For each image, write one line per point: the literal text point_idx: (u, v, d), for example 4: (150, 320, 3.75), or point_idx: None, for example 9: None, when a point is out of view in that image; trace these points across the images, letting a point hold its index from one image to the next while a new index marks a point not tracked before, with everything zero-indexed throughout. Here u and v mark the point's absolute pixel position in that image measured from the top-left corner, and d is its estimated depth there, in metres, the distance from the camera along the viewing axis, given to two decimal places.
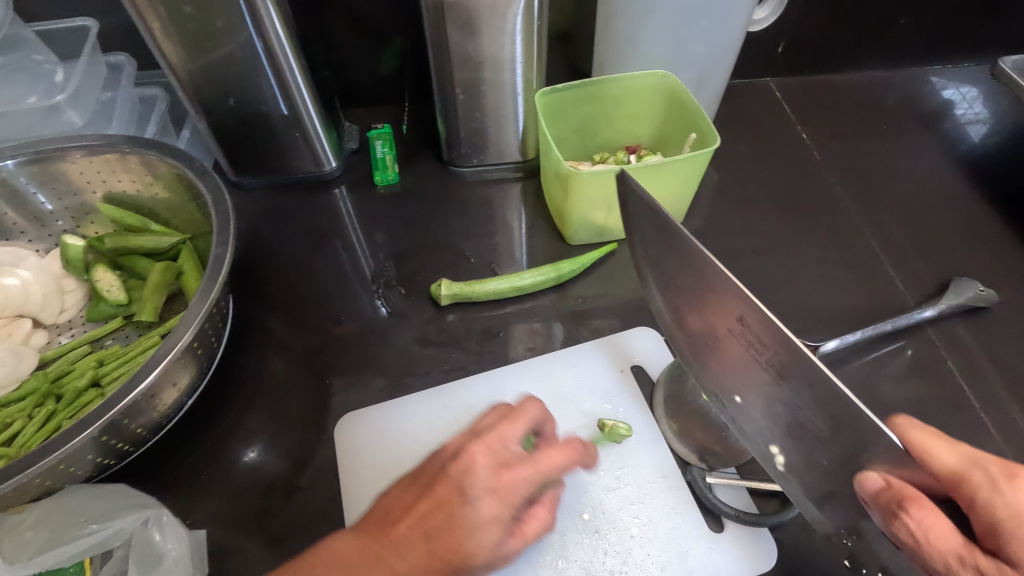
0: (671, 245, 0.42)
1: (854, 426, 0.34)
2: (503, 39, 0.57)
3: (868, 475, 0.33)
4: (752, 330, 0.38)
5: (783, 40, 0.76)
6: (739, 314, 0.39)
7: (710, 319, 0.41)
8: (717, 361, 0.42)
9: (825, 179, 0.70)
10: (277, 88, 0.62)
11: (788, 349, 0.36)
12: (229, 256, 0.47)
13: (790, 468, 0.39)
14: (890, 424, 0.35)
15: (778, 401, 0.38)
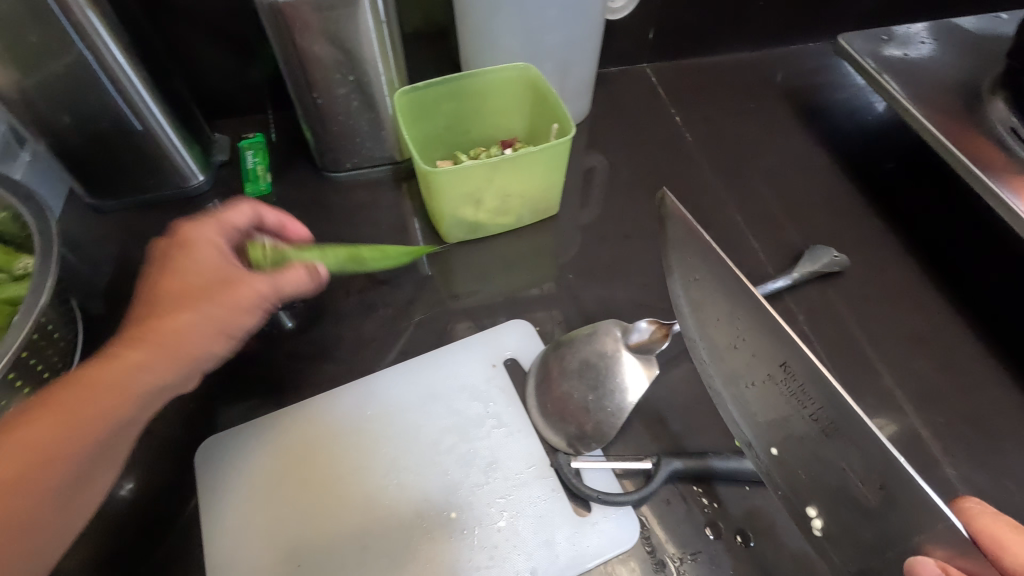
0: (728, 297, 0.42)
1: (904, 499, 0.34)
2: (352, 41, 0.56)
3: (921, 559, 0.32)
4: (796, 378, 0.39)
5: (650, 27, 0.78)
6: (785, 359, 0.39)
7: (757, 376, 0.41)
8: (751, 408, 0.41)
9: (696, 159, 0.72)
10: (120, 102, 0.58)
11: (845, 412, 0.36)
12: (51, 285, 0.44)
13: (826, 533, 0.38)
14: (960, 507, 0.36)
15: (820, 458, 0.38)
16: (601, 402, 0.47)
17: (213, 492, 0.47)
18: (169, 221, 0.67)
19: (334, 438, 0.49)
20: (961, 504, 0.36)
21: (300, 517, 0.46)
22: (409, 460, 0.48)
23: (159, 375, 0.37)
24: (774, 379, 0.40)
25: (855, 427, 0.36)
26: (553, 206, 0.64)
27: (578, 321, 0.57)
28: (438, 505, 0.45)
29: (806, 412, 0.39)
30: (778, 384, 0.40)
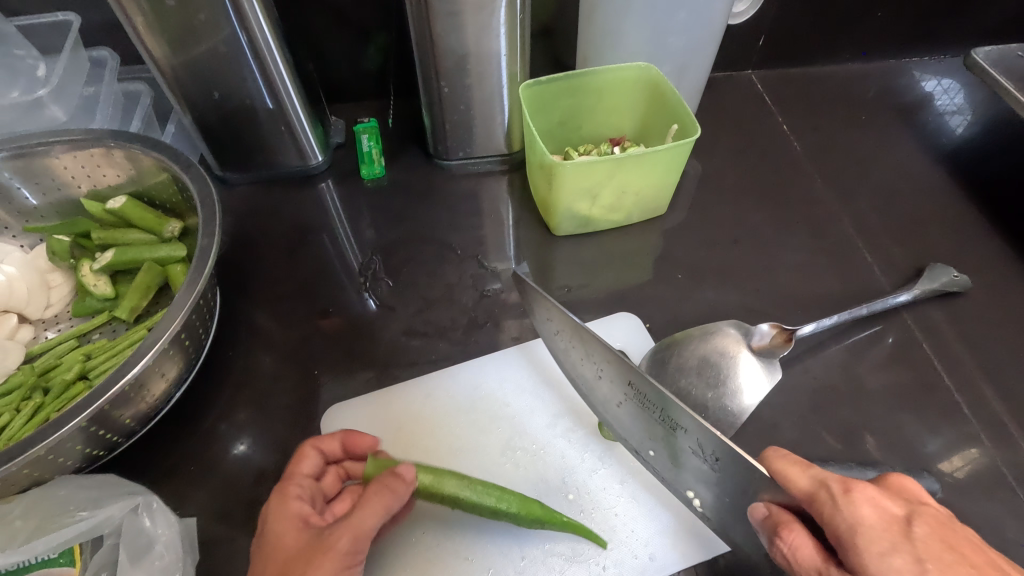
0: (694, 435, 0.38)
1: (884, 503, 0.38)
2: (485, 33, 0.58)
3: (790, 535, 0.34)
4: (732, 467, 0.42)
5: (762, 34, 0.78)
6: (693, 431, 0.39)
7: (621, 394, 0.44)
8: None
9: (805, 169, 0.71)
10: (262, 82, 0.62)
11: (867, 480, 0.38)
12: (215, 248, 0.47)
13: None
14: (763, 456, 0.38)
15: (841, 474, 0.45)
16: (720, 402, 0.48)
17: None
18: (287, 197, 0.71)
19: (451, 415, 0.51)
20: (767, 452, 0.37)
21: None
22: (526, 439, 0.49)
23: None
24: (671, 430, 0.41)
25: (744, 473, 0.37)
26: (662, 206, 0.64)
27: (687, 321, 0.58)
28: (561, 484, 0.47)
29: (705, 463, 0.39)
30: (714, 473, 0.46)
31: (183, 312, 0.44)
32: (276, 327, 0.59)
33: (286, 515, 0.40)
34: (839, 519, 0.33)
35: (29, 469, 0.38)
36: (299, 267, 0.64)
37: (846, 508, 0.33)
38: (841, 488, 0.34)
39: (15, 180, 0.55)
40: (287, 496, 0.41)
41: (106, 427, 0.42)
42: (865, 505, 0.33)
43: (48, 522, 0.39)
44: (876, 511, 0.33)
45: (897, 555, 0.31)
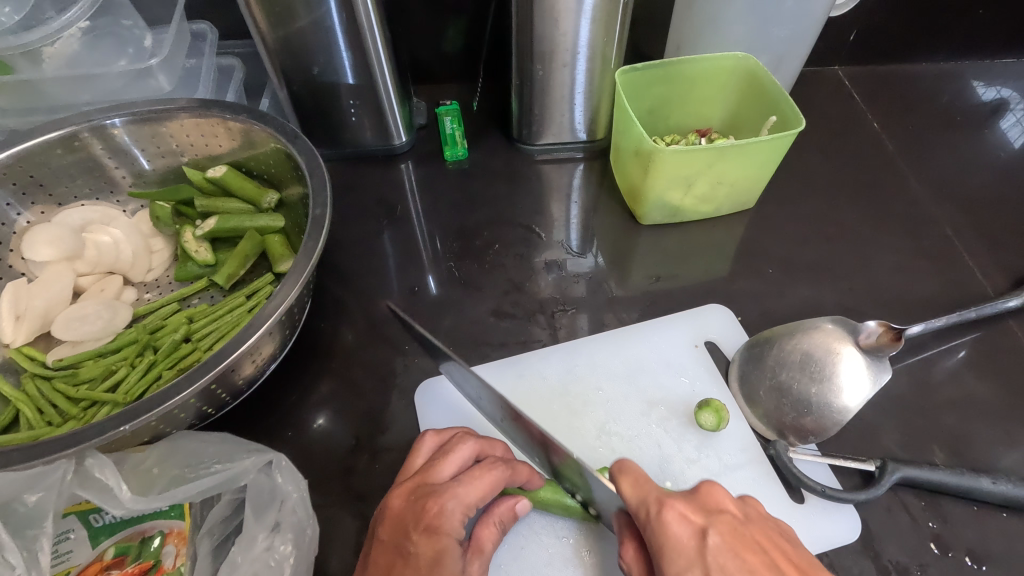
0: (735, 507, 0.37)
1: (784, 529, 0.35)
2: (589, 15, 0.57)
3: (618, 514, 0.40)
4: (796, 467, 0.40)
5: (856, 29, 0.75)
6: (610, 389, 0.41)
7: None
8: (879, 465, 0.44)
9: (898, 169, 0.69)
10: (359, 59, 0.63)
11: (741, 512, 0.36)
12: (326, 219, 0.48)
13: (983, 510, 0.45)
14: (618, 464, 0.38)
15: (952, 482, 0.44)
16: (823, 399, 0.45)
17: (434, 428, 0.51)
18: (370, 175, 0.72)
19: (544, 395, 0.51)
20: (614, 466, 0.38)
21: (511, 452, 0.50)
22: (618, 424, 0.49)
23: None
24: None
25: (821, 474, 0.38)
26: (752, 198, 0.63)
27: (780, 317, 0.57)
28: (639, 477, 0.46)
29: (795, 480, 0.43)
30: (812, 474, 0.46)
31: (297, 279, 0.45)
32: (361, 303, 0.60)
33: (438, 533, 0.38)
34: (652, 531, 0.35)
35: (159, 421, 0.40)
36: (384, 245, 0.65)
37: (652, 524, 0.35)
38: (658, 505, 0.35)
39: (129, 143, 0.56)
40: (452, 517, 0.39)
41: (222, 387, 0.43)
42: (679, 524, 0.34)
43: (186, 472, 0.40)
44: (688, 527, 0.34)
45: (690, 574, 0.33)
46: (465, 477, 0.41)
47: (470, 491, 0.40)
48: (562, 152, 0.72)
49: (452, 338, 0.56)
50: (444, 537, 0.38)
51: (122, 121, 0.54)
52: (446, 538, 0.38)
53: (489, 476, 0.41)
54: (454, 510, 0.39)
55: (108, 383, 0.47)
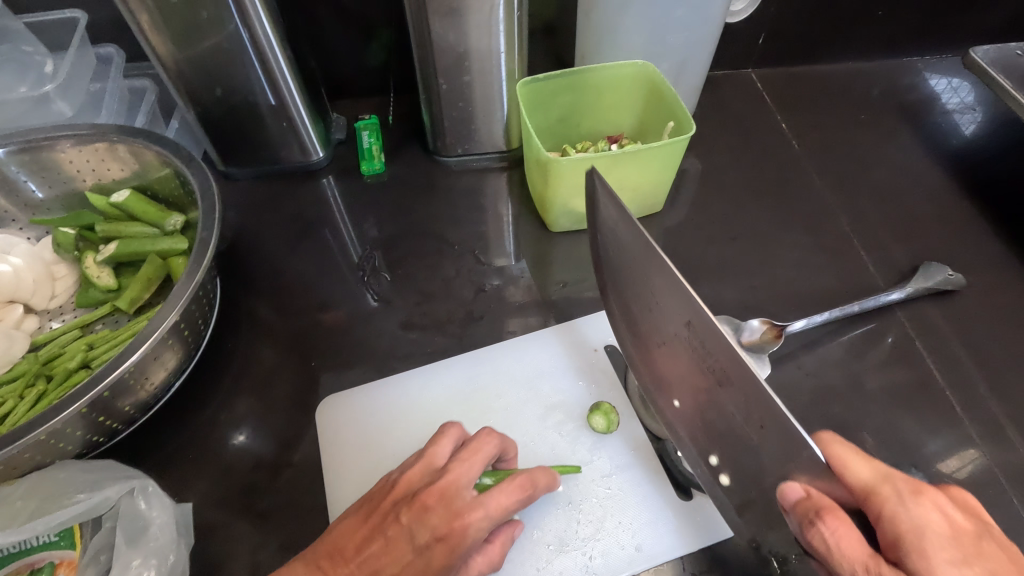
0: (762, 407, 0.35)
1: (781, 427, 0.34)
2: (485, 29, 0.58)
3: (790, 485, 0.35)
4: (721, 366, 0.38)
5: (763, 32, 0.78)
6: (787, 460, 0.35)
7: (702, 373, 0.40)
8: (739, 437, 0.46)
9: (804, 167, 0.71)
10: (264, 78, 0.63)
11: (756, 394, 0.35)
12: (215, 240, 0.49)
13: None
14: (818, 439, 0.38)
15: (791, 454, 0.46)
16: None
17: (337, 444, 0.51)
18: (289, 191, 0.72)
19: (444, 406, 0.52)
20: (823, 439, 0.38)
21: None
22: (515, 429, 0.50)
23: None
24: (748, 424, 0.38)
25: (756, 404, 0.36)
26: (659, 201, 0.65)
27: None
28: None
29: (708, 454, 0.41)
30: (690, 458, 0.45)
31: (182, 302, 0.45)
32: (277, 320, 0.60)
33: (450, 539, 0.37)
34: (904, 515, 0.33)
35: (31, 453, 0.40)
36: (300, 261, 0.65)
37: (912, 508, 0.33)
38: (911, 492, 0.34)
39: (21, 174, 0.56)
40: (476, 521, 0.38)
41: (105, 413, 0.43)
42: (932, 510, 0.33)
43: (54, 502, 0.40)
44: (942, 516, 0.33)
45: (965, 565, 0.31)
46: (475, 467, 0.40)
47: (508, 495, 0.39)
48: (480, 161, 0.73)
49: (361, 351, 0.57)
50: (454, 537, 0.38)
51: (7, 151, 0.54)
52: (456, 544, 0.37)
53: (510, 485, 0.40)
54: (485, 517, 0.38)
55: None
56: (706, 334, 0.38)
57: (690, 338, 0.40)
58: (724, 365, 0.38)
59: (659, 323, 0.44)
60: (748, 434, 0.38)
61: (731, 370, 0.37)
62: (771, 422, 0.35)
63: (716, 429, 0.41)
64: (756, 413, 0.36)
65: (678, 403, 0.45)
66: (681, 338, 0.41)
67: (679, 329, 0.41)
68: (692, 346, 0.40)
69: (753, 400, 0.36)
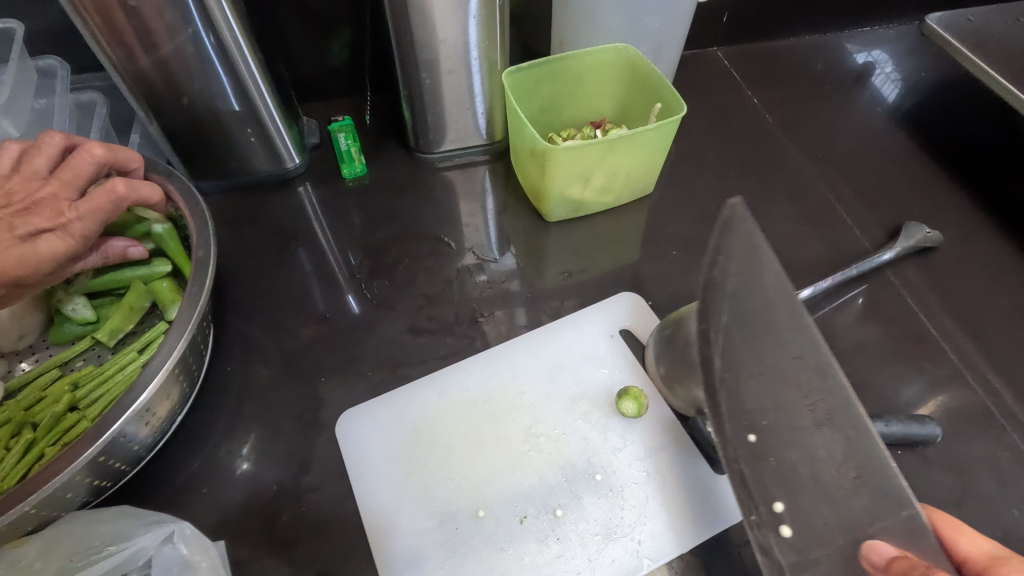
0: (859, 461, 0.39)
1: (876, 479, 0.39)
2: (467, 20, 0.57)
3: (879, 547, 0.36)
4: (823, 410, 0.41)
5: (727, 11, 0.79)
6: (881, 518, 0.38)
7: (808, 418, 0.41)
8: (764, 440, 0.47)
9: (779, 141, 0.74)
10: (233, 84, 0.59)
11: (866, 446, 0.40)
12: (211, 260, 0.46)
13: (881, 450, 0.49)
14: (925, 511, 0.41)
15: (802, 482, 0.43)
16: None
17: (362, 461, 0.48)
18: (265, 202, 0.68)
19: (469, 410, 0.50)
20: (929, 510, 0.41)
21: (466, 516, 0.45)
22: (546, 424, 0.49)
23: None
24: (837, 471, 0.39)
25: (857, 455, 0.40)
26: (650, 184, 0.65)
27: (686, 296, 0.59)
28: (570, 475, 0.46)
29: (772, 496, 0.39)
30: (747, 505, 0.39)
31: (189, 330, 0.42)
32: (271, 338, 0.57)
33: None
34: None
35: (39, 508, 0.36)
36: (288, 274, 0.62)
37: None
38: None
39: None
40: None
41: (114, 456, 0.40)
42: None
43: (74, 560, 0.36)
44: None
45: None
46: None
47: None
48: (462, 156, 0.71)
49: (369, 361, 0.55)
50: None
51: None
52: None
53: None
54: None
55: None
56: (808, 356, 0.43)
57: (797, 373, 0.43)
58: (825, 404, 0.41)
59: (756, 358, 0.43)
60: (835, 484, 0.39)
61: (846, 414, 0.41)
62: (868, 470, 0.39)
63: (775, 469, 0.40)
64: (852, 461, 0.40)
65: (754, 439, 0.41)
66: (788, 373, 0.43)
67: (793, 367, 0.43)
68: (788, 380, 0.42)
69: (854, 446, 0.40)
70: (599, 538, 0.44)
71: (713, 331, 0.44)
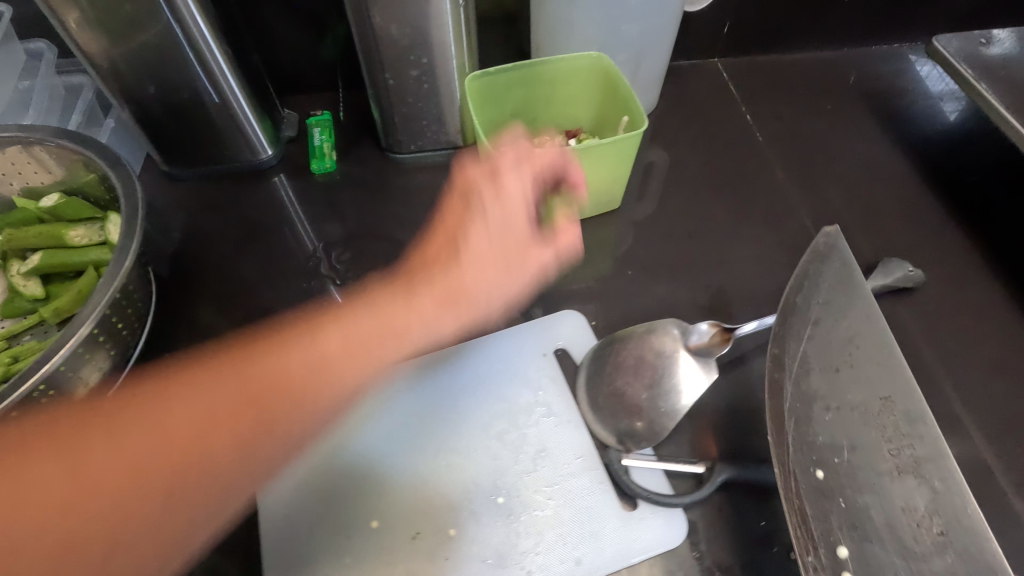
0: (957, 520, 0.39)
1: (963, 540, 0.39)
2: (429, 22, 0.56)
3: None
4: (935, 462, 0.41)
5: (726, 21, 0.76)
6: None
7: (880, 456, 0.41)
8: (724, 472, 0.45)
9: (766, 161, 0.70)
10: (203, 75, 0.60)
11: (957, 501, 0.40)
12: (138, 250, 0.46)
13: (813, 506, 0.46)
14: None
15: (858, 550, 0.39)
16: (655, 402, 0.46)
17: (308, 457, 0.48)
18: (237, 190, 0.70)
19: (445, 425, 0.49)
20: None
21: (460, 516, 0.44)
22: (458, 438, 0.48)
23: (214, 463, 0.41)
24: (922, 527, 0.39)
25: (953, 512, 0.39)
26: (615, 199, 0.63)
27: (635, 318, 0.56)
28: (473, 496, 0.45)
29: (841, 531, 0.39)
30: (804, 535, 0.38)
31: None
32: (218, 326, 0.58)
33: (276, 413, 0.43)
34: None
35: None
36: (244, 264, 0.63)
37: None
38: None
39: None
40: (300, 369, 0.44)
41: None
42: None
43: None
44: None
45: None
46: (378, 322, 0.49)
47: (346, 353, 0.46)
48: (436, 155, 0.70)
49: None
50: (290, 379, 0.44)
51: None
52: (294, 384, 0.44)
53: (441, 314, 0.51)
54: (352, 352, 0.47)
55: None
56: (896, 398, 0.44)
57: (882, 414, 0.43)
58: (918, 456, 0.41)
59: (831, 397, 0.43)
60: (914, 537, 0.38)
61: (934, 466, 0.41)
62: (956, 531, 0.39)
63: (842, 511, 0.39)
64: (937, 516, 0.39)
65: (822, 475, 0.40)
66: (870, 412, 0.43)
67: (878, 407, 0.43)
68: (868, 421, 0.42)
69: (941, 499, 0.40)
70: (492, 563, 0.43)
71: (785, 355, 0.45)
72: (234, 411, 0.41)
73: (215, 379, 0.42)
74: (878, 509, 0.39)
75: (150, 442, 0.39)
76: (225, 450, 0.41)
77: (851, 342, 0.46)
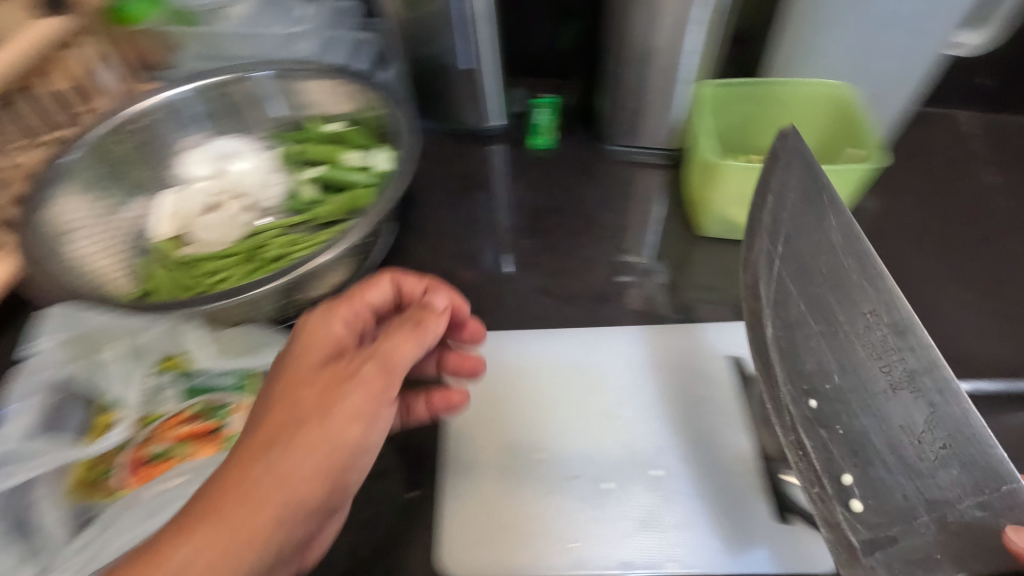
0: (958, 439, 0.43)
1: (967, 456, 0.42)
2: (683, 27, 0.59)
3: None
4: (917, 384, 0.45)
5: (985, 72, 0.70)
6: (977, 494, 0.41)
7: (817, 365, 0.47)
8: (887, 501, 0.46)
9: (996, 227, 0.64)
10: (467, 46, 0.69)
11: (956, 406, 0.44)
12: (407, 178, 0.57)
13: None
14: None
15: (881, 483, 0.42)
16: None
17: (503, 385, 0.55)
18: (460, 149, 0.79)
19: (626, 391, 0.54)
20: None
21: (618, 474, 0.49)
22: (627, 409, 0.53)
23: (300, 489, 0.33)
24: (925, 441, 0.43)
25: (960, 426, 0.43)
26: None
27: None
28: (636, 462, 0.49)
29: (852, 465, 0.43)
30: (809, 476, 0.43)
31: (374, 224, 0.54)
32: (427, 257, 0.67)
33: (337, 444, 0.35)
34: None
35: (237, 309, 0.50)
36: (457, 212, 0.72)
37: None
38: None
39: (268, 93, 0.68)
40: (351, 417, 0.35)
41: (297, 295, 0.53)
42: None
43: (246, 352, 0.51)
44: None
45: None
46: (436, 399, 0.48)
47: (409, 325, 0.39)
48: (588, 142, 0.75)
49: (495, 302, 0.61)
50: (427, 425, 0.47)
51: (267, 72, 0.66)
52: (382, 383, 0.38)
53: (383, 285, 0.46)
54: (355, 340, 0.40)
55: (214, 275, 0.60)
56: (896, 323, 0.48)
57: (874, 326, 0.48)
58: (915, 373, 0.46)
59: (821, 322, 0.48)
60: (917, 453, 0.43)
61: (927, 376, 0.45)
62: (963, 449, 0.42)
63: (827, 426, 0.45)
64: (935, 431, 0.43)
65: (813, 404, 0.46)
66: (863, 328, 0.48)
67: (864, 323, 0.48)
68: (855, 340, 0.48)
69: (937, 412, 0.44)
70: (641, 522, 0.46)
71: (762, 288, 0.49)
72: (308, 464, 0.34)
73: (303, 444, 0.34)
74: (873, 431, 0.44)
75: (305, 474, 0.34)
76: (244, 500, 0.32)
77: (783, 255, 0.50)
